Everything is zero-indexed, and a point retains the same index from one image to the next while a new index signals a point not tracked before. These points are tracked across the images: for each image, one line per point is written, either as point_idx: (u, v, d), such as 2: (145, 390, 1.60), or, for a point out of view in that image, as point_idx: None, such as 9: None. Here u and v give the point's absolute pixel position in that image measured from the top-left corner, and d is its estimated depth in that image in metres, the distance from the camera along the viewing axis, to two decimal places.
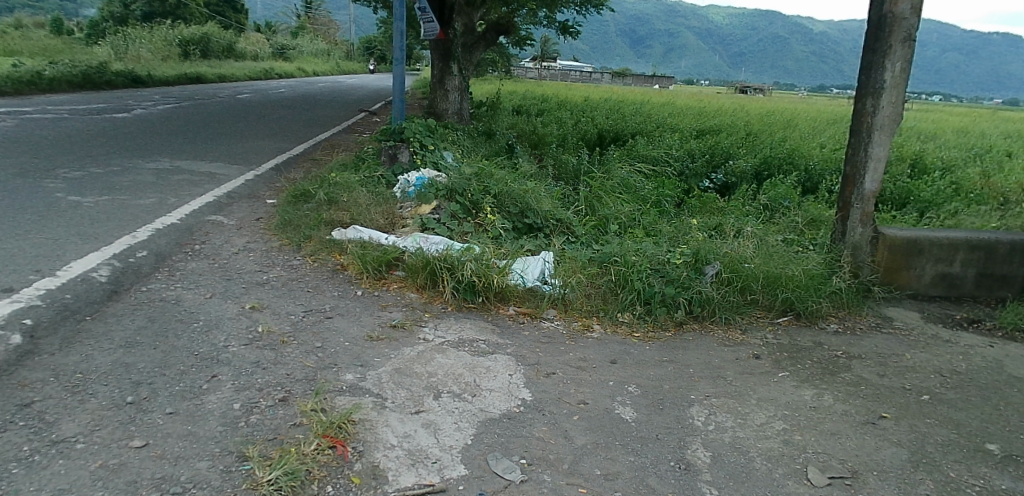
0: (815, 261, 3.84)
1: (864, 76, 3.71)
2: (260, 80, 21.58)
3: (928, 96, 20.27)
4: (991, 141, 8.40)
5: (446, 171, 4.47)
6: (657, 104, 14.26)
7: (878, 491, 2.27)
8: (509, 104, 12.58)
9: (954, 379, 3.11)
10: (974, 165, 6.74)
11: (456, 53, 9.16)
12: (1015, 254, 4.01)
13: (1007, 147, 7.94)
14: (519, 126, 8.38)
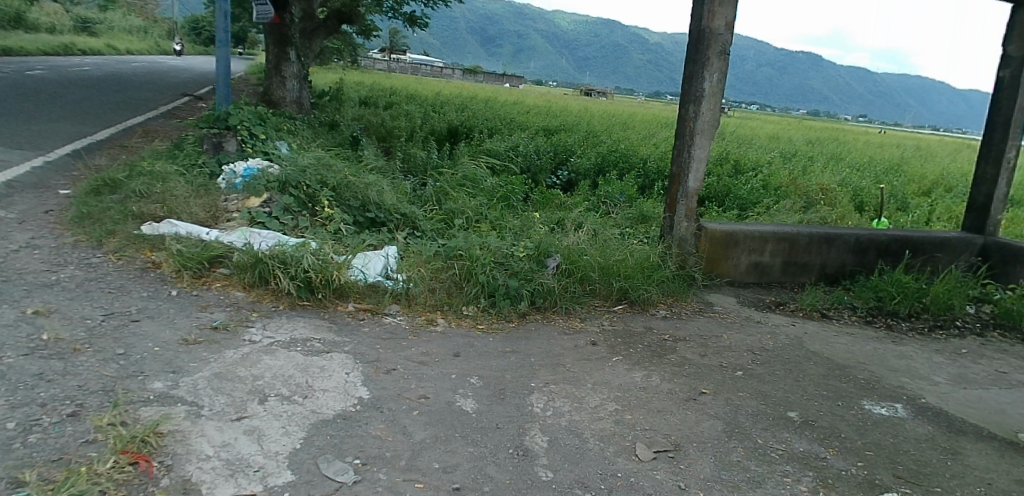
0: (649, 250, 4.08)
1: (686, 84, 4.02)
2: (59, 55, 18.96)
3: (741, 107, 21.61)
4: (792, 146, 9.59)
5: (280, 161, 4.25)
6: (508, 102, 14.65)
7: (695, 462, 2.54)
8: (356, 95, 12.22)
9: (762, 355, 3.49)
10: (781, 166, 7.67)
11: (294, 38, 8.78)
12: (812, 244, 4.59)
13: (807, 152, 9.13)
14: (366, 118, 8.17)
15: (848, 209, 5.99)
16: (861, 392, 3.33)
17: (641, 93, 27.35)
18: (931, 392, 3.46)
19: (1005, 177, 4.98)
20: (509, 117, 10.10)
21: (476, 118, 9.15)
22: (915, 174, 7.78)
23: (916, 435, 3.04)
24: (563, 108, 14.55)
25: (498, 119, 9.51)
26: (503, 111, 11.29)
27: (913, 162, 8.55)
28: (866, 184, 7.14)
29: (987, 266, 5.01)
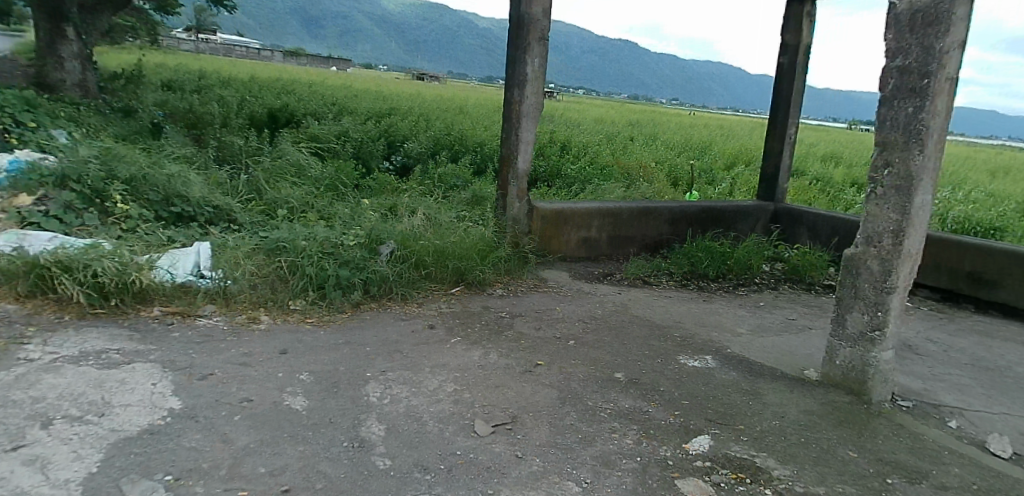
0: (484, 230, 4.16)
1: (510, 68, 4.12)
2: None
3: (575, 89, 21.53)
4: (617, 129, 10.25)
5: (57, 152, 3.88)
6: (340, 86, 14.17)
7: (530, 431, 2.71)
8: (157, 78, 11.04)
9: (592, 323, 3.74)
10: (606, 147, 8.22)
11: (72, 14, 7.94)
12: (632, 217, 4.98)
13: (630, 133, 9.86)
14: (169, 103, 7.48)
15: (664, 185, 6.58)
16: (677, 349, 3.70)
17: (478, 78, 27.75)
18: (735, 342, 3.93)
19: (788, 150, 5.71)
20: (340, 102, 9.81)
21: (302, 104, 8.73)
22: (720, 151, 8.68)
23: (723, 381, 3.47)
24: (398, 92, 14.31)
25: (327, 104, 9.18)
26: (334, 96, 10.85)
27: (717, 140, 9.53)
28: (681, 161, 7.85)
29: (779, 229, 5.74)
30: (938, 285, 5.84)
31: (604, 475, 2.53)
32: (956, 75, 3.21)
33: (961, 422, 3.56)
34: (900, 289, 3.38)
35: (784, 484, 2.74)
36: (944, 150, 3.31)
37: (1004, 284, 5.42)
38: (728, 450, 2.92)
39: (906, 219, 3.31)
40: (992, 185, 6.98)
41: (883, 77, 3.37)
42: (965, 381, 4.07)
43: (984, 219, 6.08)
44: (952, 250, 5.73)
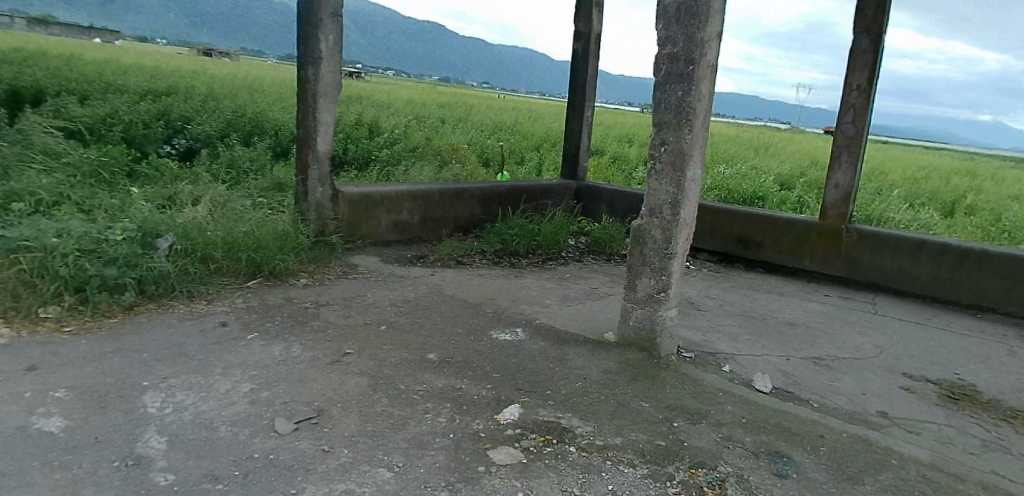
0: (281, 221, 4.12)
1: (303, 46, 4.10)
2: None
3: (386, 70, 21.26)
4: (428, 110, 10.35)
5: None
6: (111, 60, 12.61)
7: (339, 422, 2.64)
8: None
9: (405, 306, 3.80)
10: (416, 128, 8.33)
11: None
12: (442, 199, 5.15)
13: (441, 114, 10.02)
14: None
15: (476, 166, 6.83)
16: (489, 324, 3.84)
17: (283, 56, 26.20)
18: (544, 312, 4.17)
19: (586, 131, 6.15)
20: (107, 78, 8.77)
21: (55, 78, 7.66)
22: (532, 133, 9.07)
23: (530, 351, 3.67)
24: (184, 69, 13.10)
25: (89, 79, 8.14)
26: (100, 72, 9.59)
27: (528, 121, 9.95)
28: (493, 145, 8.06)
29: (580, 206, 6.17)
30: (715, 248, 6.69)
31: (416, 457, 2.54)
32: (714, 63, 3.64)
33: (732, 366, 4.11)
34: (679, 254, 3.80)
35: (586, 439, 2.99)
36: (708, 129, 3.75)
37: (764, 244, 6.36)
38: (537, 415, 3.11)
39: (681, 191, 3.70)
40: (756, 160, 8.09)
41: (656, 63, 3.72)
42: (736, 330, 4.72)
43: (749, 189, 7.06)
44: (724, 217, 6.58)
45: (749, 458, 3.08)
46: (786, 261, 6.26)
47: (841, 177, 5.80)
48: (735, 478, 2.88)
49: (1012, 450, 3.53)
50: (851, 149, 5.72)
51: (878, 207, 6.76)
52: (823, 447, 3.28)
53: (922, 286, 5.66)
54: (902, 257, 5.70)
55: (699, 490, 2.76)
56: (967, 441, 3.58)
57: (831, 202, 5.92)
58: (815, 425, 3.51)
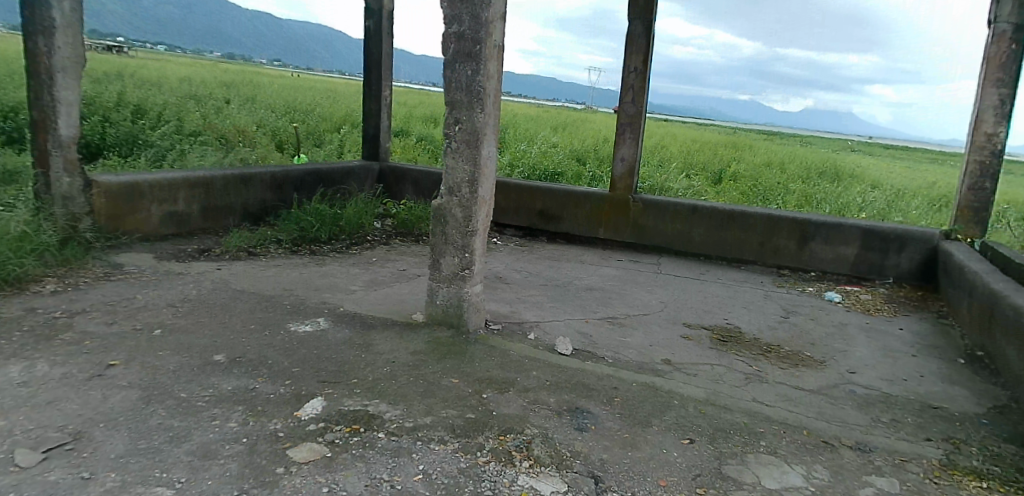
0: (17, 221, 3.83)
1: (30, 14, 3.86)
2: None
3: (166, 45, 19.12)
4: (209, 87, 9.62)
5: None
6: None
7: (103, 444, 2.36)
8: None
9: (183, 306, 3.60)
10: (191, 108, 7.84)
11: None
12: (225, 186, 5.15)
13: (224, 92, 9.40)
14: None
15: (268, 150, 7.10)
16: (287, 317, 3.71)
17: None
18: (348, 300, 4.08)
19: (384, 112, 6.46)
20: None
21: None
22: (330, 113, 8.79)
23: (333, 341, 3.56)
24: None
25: None
26: None
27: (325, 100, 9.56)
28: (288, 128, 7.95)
29: (385, 186, 6.57)
30: (520, 223, 6.98)
31: (202, 468, 2.33)
32: (500, 43, 3.73)
33: (537, 333, 4.33)
34: (479, 231, 3.88)
35: (395, 423, 2.96)
36: (498, 107, 3.85)
37: (563, 217, 6.78)
38: (341, 406, 3.01)
39: (477, 169, 3.77)
40: (555, 137, 8.55)
41: (444, 42, 3.72)
42: (541, 298, 4.98)
43: (549, 166, 7.50)
44: (527, 192, 6.88)
45: (553, 417, 3.27)
46: (583, 232, 6.74)
47: (625, 151, 6.35)
48: (540, 438, 3.04)
49: (767, 378, 4.17)
50: (634, 125, 6.28)
51: (659, 178, 7.55)
52: (617, 398, 3.59)
53: (696, 246, 6.45)
54: (680, 222, 6.44)
55: (508, 455, 2.87)
56: (732, 376, 4.16)
57: (620, 175, 6.47)
58: (611, 378, 3.83)
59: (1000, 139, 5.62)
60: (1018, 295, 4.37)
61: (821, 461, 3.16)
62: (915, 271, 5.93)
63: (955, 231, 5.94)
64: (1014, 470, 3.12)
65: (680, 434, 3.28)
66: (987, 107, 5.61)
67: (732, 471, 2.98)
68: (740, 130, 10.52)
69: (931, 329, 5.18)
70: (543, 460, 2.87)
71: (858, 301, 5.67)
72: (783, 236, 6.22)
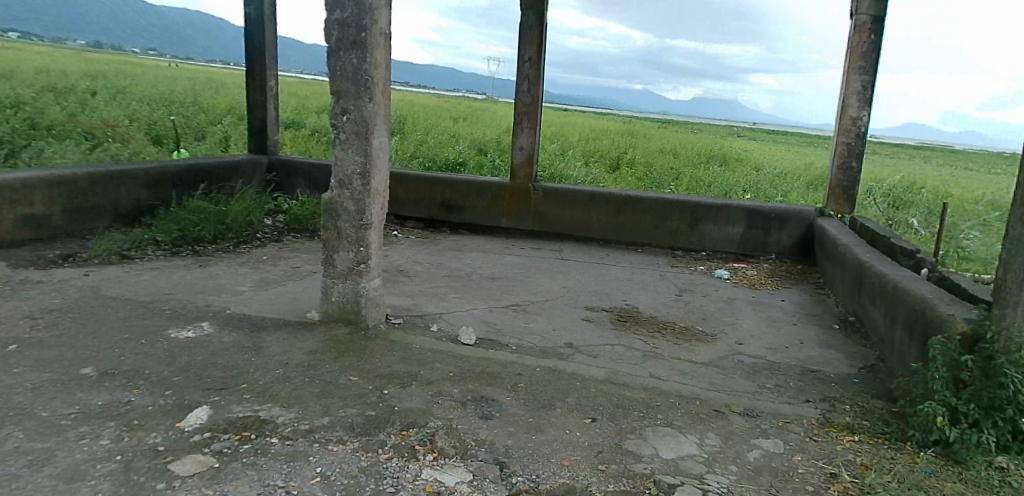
0: None
1: None
2: None
3: None
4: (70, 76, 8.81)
5: None
6: None
7: None
8: None
9: (45, 318, 3.33)
10: (50, 101, 7.18)
11: None
12: (92, 185, 4.79)
13: (88, 81, 8.65)
14: None
15: (142, 145, 6.80)
16: (167, 324, 3.51)
17: None
18: (236, 302, 3.92)
19: (271, 103, 6.41)
20: None
21: None
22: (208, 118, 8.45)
23: (219, 345, 3.40)
24: None
25: None
26: None
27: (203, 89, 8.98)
28: (164, 125, 7.52)
29: (274, 179, 6.53)
30: (421, 215, 6.90)
31: (69, 492, 2.15)
32: (387, 30, 3.65)
33: (440, 324, 4.29)
34: (375, 224, 3.80)
35: (289, 426, 2.84)
36: (388, 96, 3.77)
37: (464, 207, 6.77)
38: (229, 413, 2.85)
39: (369, 160, 3.67)
40: (455, 127, 8.49)
41: (327, 29, 3.59)
42: (443, 290, 4.95)
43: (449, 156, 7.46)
44: (426, 184, 6.80)
45: (457, 407, 3.26)
46: (485, 221, 6.76)
47: (524, 140, 6.42)
48: (443, 430, 3.03)
49: (663, 354, 4.36)
50: (530, 115, 6.36)
51: (559, 166, 7.70)
52: (521, 383, 3.64)
53: (596, 231, 6.64)
54: (579, 209, 6.60)
55: (411, 449, 2.84)
56: (631, 354, 4.31)
57: (519, 164, 6.53)
58: (514, 365, 3.87)
59: (863, 122, 6.14)
60: (881, 265, 4.81)
61: (713, 428, 3.34)
62: (793, 247, 6.39)
63: (828, 208, 6.45)
64: (880, 422, 3.43)
65: (583, 414, 3.37)
66: (852, 93, 6.11)
67: (631, 445, 3.09)
68: (636, 119, 10.89)
69: (809, 299, 5.60)
70: (447, 452, 2.86)
71: (745, 277, 6.04)
72: (675, 219, 6.52)
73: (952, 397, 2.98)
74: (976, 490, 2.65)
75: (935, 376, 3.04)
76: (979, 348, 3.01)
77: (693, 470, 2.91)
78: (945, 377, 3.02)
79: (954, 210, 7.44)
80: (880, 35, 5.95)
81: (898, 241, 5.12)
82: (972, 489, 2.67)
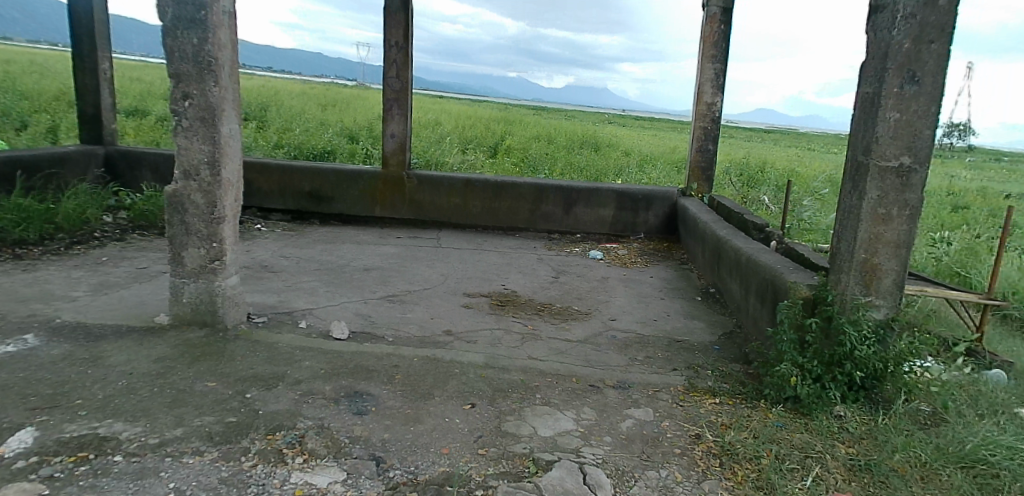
0: None
1: None
2: None
3: None
4: None
5: None
6: None
7: None
8: None
9: None
10: None
11: None
12: None
13: None
14: None
15: None
16: None
17: None
18: (68, 310, 3.55)
19: (104, 88, 5.88)
20: None
21: None
22: (29, 105, 7.48)
23: (48, 359, 3.06)
24: None
25: None
26: None
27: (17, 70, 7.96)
28: None
29: (112, 172, 6.05)
30: (287, 207, 6.56)
31: None
32: (230, 9, 3.40)
33: (310, 320, 4.10)
34: (228, 217, 3.56)
35: (135, 442, 2.59)
36: (236, 80, 3.51)
37: (334, 198, 6.52)
38: (61, 433, 2.57)
39: (217, 149, 3.41)
40: (324, 115, 8.14)
41: (161, 6, 3.27)
42: (313, 284, 4.74)
43: (317, 145, 7.15)
44: (291, 174, 6.47)
45: (329, 405, 3.12)
46: (358, 212, 6.55)
47: (395, 128, 6.28)
48: (314, 430, 2.89)
49: (540, 335, 4.44)
50: (400, 101, 6.22)
51: (434, 153, 7.61)
52: (398, 375, 3.55)
53: (473, 218, 6.65)
54: (455, 196, 6.58)
55: (278, 453, 2.68)
56: (510, 337, 4.36)
57: (390, 151, 6.39)
58: (390, 357, 3.77)
59: (717, 108, 6.59)
60: (736, 239, 5.19)
61: (588, 403, 3.45)
62: (660, 226, 6.76)
63: (690, 189, 6.87)
64: (738, 383, 3.70)
65: (462, 400, 3.35)
66: (706, 81, 6.54)
67: (511, 427, 3.12)
68: (512, 106, 10.99)
69: (675, 274, 5.95)
70: (319, 452, 2.73)
71: (617, 256, 6.31)
72: (550, 203, 6.67)
73: (799, 356, 3.24)
74: (819, 438, 2.94)
75: (785, 338, 3.29)
76: (819, 311, 3.30)
77: (570, 445, 2.98)
78: (792, 338, 3.28)
79: (798, 187, 8.20)
80: (729, 26, 6.38)
81: (750, 217, 5.55)
82: (816, 438, 2.95)
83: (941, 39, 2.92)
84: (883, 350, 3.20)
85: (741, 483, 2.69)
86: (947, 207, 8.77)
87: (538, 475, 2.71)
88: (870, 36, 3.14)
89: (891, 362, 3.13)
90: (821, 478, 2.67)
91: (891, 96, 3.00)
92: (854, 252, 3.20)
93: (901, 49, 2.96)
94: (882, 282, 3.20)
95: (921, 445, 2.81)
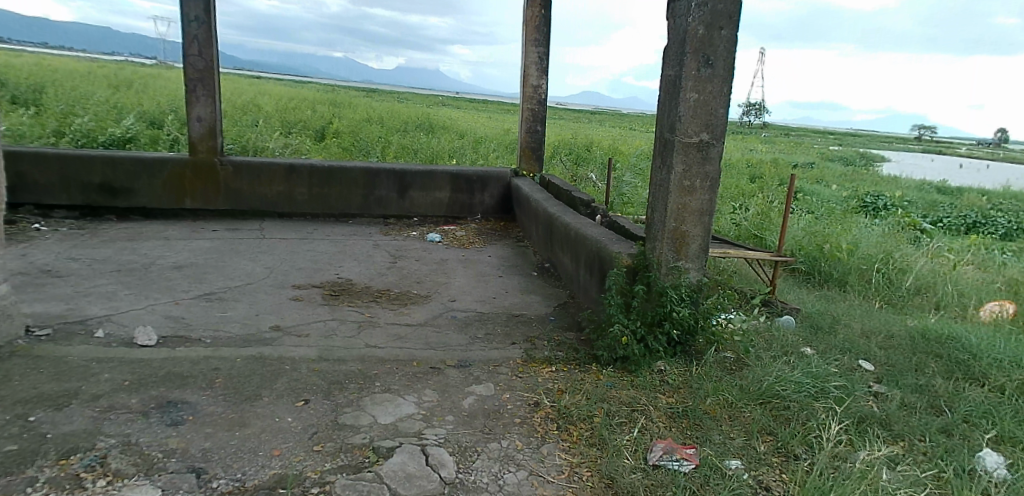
0: None
1: None
2: None
3: None
4: None
5: None
6: None
7: None
8: None
9: None
10: None
11: None
12: None
13: None
14: None
15: None
16: None
17: None
18: None
19: None
20: None
21: None
22: None
23: None
24: None
25: None
26: None
27: None
28: None
29: None
30: (73, 203, 5.75)
31: None
32: None
33: (109, 328, 3.65)
34: None
35: None
36: None
37: (135, 190, 5.84)
38: None
39: None
40: (117, 99, 7.24)
41: None
42: (112, 288, 4.22)
43: (111, 132, 6.35)
44: (76, 164, 5.68)
45: (137, 420, 2.80)
46: (165, 205, 5.94)
47: (201, 111, 5.74)
48: (119, 448, 2.58)
49: (378, 322, 4.35)
50: (205, 81, 5.69)
51: (254, 138, 7.09)
52: (218, 378, 3.28)
53: (301, 206, 6.33)
54: (279, 183, 6.20)
55: (74, 479, 2.37)
56: (345, 327, 4.21)
57: (198, 136, 5.84)
58: (208, 361, 3.46)
59: (543, 90, 6.84)
60: (565, 215, 5.44)
61: (429, 385, 3.45)
62: (495, 206, 6.91)
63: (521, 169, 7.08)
64: (570, 350, 3.91)
65: (294, 397, 3.18)
66: (531, 63, 6.75)
67: (348, 418, 3.02)
68: (340, 88, 10.56)
69: (511, 252, 6.12)
70: (127, 472, 2.45)
71: (455, 238, 6.34)
72: (384, 187, 6.53)
73: (623, 318, 3.48)
74: (644, 392, 3.20)
75: (611, 303, 3.51)
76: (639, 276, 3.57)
77: (412, 429, 2.96)
78: (618, 302, 3.50)
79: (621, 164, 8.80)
80: (550, 11, 6.60)
81: (578, 194, 5.85)
82: (641, 392, 3.21)
83: (730, 27, 3.24)
84: (694, 308, 3.54)
85: (576, 443, 2.85)
86: (745, 177, 9.94)
87: (378, 464, 2.66)
88: (670, 21, 3.41)
89: (701, 318, 3.48)
90: (647, 428, 2.92)
91: (689, 79, 3.29)
92: (665, 222, 3.49)
93: (695, 35, 3.25)
94: (690, 247, 3.53)
95: (728, 387, 3.17)
